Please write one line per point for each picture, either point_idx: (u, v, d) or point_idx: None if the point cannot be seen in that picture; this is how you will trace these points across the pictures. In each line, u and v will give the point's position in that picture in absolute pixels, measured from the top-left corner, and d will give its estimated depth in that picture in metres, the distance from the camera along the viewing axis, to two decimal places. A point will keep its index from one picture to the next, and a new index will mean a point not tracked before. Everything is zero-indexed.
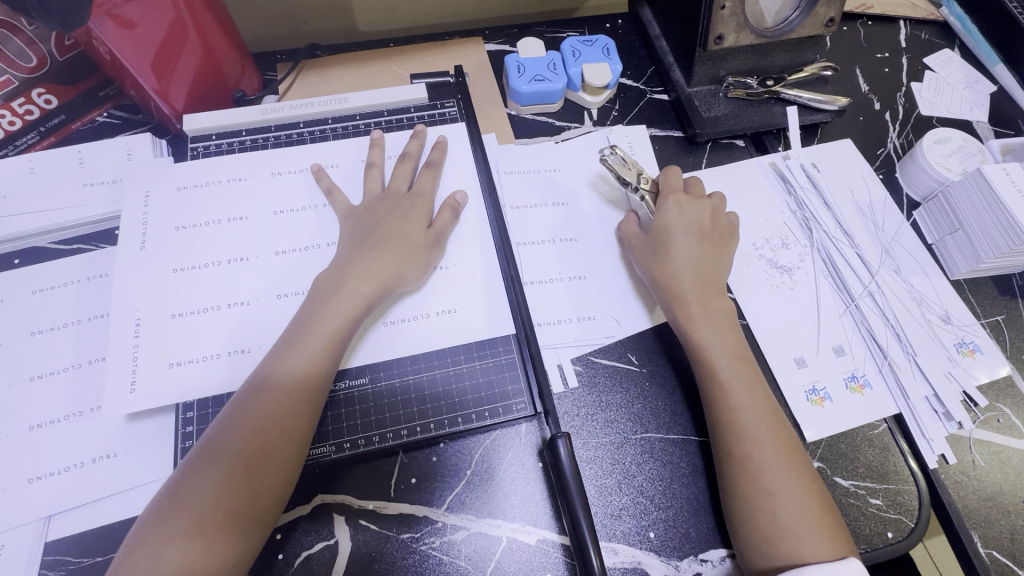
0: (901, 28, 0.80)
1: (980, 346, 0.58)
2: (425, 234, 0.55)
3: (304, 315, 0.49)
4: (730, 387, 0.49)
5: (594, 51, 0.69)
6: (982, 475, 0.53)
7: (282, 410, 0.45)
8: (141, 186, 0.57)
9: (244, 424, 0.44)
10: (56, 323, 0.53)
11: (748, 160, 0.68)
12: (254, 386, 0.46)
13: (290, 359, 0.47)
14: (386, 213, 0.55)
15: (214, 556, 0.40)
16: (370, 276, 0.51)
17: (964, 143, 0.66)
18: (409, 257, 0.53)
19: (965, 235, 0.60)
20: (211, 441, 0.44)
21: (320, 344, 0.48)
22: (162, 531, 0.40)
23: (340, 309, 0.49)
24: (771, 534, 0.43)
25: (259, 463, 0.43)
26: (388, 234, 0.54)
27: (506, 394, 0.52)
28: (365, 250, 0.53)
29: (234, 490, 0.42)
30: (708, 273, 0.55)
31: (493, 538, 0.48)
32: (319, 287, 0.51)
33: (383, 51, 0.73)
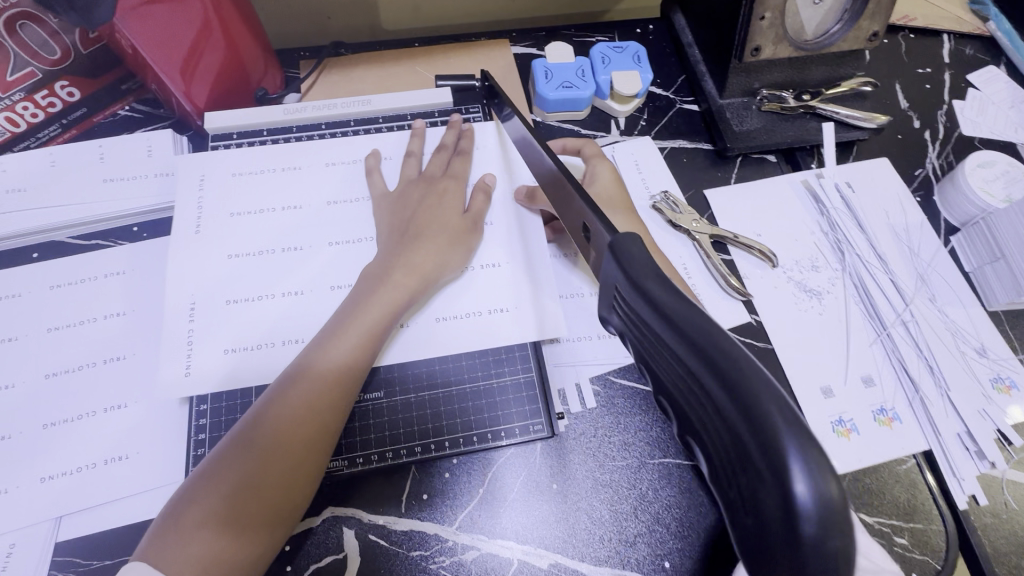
0: (944, 41, 0.77)
1: (1017, 382, 0.56)
2: (461, 219, 0.55)
3: (341, 314, 0.49)
4: None
5: (624, 58, 0.67)
6: (1013, 517, 0.51)
7: (320, 401, 0.45)
8: (198, 169, 0.57)
9: (277, 419, 0.43)
10: (72, 320, 0.53)
11: (780, 176, 0.66)
12: (287, 381, 0.45)
13: (325, 357, 0.46)
14: (420, 201, 0.55)
15: (235, 554, 0.39)
16: (415, 269, 0.51)
17: (1009, 167, 0.63)
18: (448, 246, 0.53)
19: (1006, 265, 0.57)
20: (243, 434, 0.43)
21: (355, 342, 0.47)
22: (186, 522, 0.39)
23: (377, 309, 0.48)
24: None
25: (287, 460, 0.42)
26: (429, 221, 0.54)
27: (523, 414, 0.51)
28: (405, 249, 0.52)
29: (261, 489, 0.41)
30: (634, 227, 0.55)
31: (504, 560, 0.47)
32: (359, 287, 0.50)
33: (408, 52, 0.71)
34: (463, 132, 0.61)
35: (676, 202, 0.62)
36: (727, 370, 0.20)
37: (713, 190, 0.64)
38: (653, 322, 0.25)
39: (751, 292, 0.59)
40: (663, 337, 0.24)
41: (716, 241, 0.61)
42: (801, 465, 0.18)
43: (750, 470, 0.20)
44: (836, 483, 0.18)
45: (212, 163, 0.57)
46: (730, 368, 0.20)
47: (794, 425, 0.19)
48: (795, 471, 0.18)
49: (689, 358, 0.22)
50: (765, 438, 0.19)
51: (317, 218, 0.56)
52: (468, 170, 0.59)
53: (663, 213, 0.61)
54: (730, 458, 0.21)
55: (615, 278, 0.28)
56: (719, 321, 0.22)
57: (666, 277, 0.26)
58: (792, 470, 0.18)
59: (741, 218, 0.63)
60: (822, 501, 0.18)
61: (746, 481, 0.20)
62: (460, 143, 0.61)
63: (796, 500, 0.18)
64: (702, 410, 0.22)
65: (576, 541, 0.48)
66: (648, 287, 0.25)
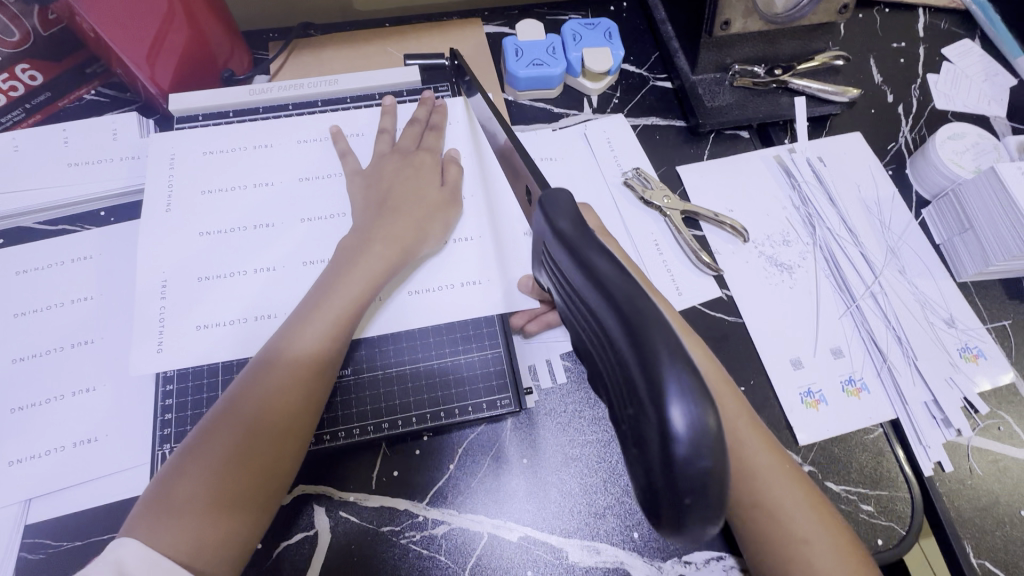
0: (920, 16, 0.77)
1: (984, 351, 0.56)
2: (440, 191, 0.54)
3: (319, 287, 0.48)
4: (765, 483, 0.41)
5: (595, 35, 0.67)
6: (978, 483, 0.51)
7: (302, 375, 0.44)
8: (167, 149, 0.56)
9: (260, 393, 0.43)
10: (40, 305, 0.53)
11: (753, 152, 0.66)
12: (267, 356, 0.45)
13: (305, 334, 0.45)
14: (396, 174, 0.54)
15: (227, 530, 0.40)
16: (392, 240, 0.50)
17: (979, 139, 0.63)
18: (426, 224, 0.52)
19: (974, 235, 0.58)
20: (226, 409, 0.42)
21: (336, 317, 0.46)
22: (176, 500, 0.39)
23: (357, 282, 0.48)
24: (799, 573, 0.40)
25: (272, 433, 0.42)
26: (402, 195, 0.53)
27: (491, 389, 0.51)
28: (375, 222, 0.51)
29: (250, 464, 0.41)
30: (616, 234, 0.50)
31: (473, 534, 0.47)
32: (334, 261, 0.49)
33: (379, 32, 0.71)
34: (435, 107, 0.60)
35: (647, 178, 0.61)
36: (632, 318, 0.22)
37: (686, 166, 0.64)
38: (573, 275, 0.26)
39: (722, 267, 0.59)
40: (581, 287, 0.26)
41: (688, 217, 0.61)
42: (679, 398, 0.21)
43: (639, 406, 0.22)
44: (714, 416, 0.21)
45: (177, 145, 0.56)
46: (633, 315, 0.22)
47: (677, 359, 0.21)
48: (672, 398, 0.20)
49: (601, 308, 0.24)
50: (652, 367, 0.21)
51: (284, 198, 0.55)
52: (441, 145, 0.58)
53: (635, 189, 0.61)
54: (627, 399, 0.23)
55: (543, 233, 0.30)
56: (635, 275, 0.24)
57: (587, 229, 0.27)
58: (672, 403, 0.21)
59: (712, 194, 0.63)
60: (699, 430, 0.20)
61: (635, 419, 0.22)
62: (432, 117, 0.60)
63: (674, 428, 0.20)
64: (609, 356, 0.24)
65: (547, 514, 0.48)
66: (570, 234, 0.27)
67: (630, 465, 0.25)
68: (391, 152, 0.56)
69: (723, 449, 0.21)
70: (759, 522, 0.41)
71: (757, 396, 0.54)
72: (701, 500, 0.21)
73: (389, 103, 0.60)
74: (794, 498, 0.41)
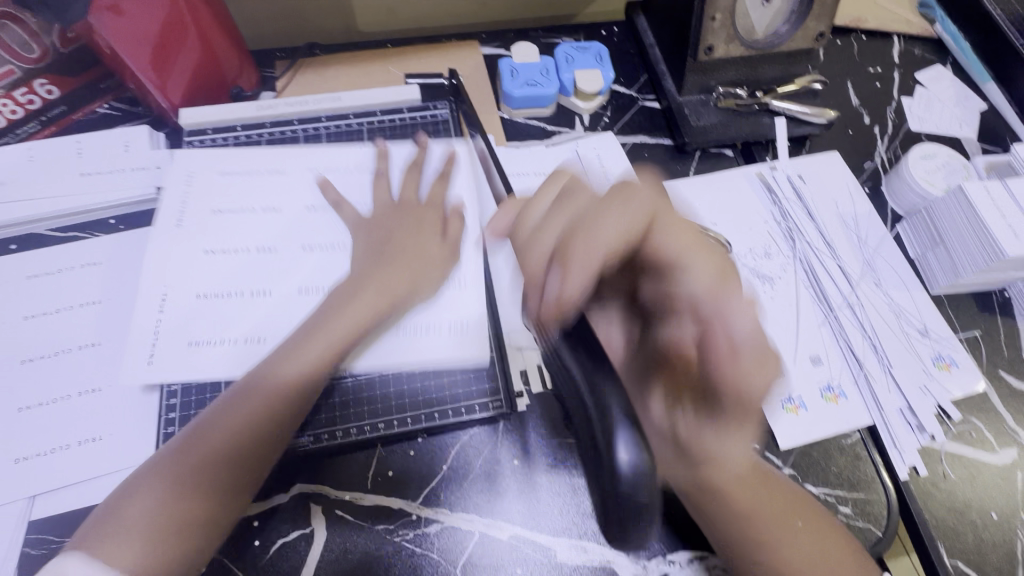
0: (895, 43, 0.81)
1: (957, 361, 0.59)
2: (440, 242, 0.57)
3: (307, 325, 0.51)
4: (730, 497, 0.47)
5: (587, 58, 0.70)
6: (952, 487, 0.53)
7: (275, 409, 0.48)
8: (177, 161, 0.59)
9: (230, 424, 0.46)
10: (49, 308, 0.55)
11: (737, 170, 0.69)
12: (249, 386, 0.48)
13: (280, 371, 0.49)
14: (399, 223, 0.58)
15: (171, 553, 0.43)
16: (384, 289, 0.53)
17: (949, 159, 0.67)
18: (421, 269, 0.55)
19: (944, 250, 0.61)
20: (192, 435, 0.46)
21: (316, 358, 0.49)
22: (113, 520, 0.43)
23: (344, 323, 0.51)
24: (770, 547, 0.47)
25: (235, 462, 0.46)
26: (402, 242, 0.57)
27: (483, 392, 0.53)
28: (374, 266, 0.55)
29: (208, 492, 0.45)
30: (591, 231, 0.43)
31: (464, 532, 0.49)
32: (327, 301, 0.53)
33: (380, 53, 0.74)
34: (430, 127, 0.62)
35: None
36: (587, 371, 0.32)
37: (672, 183, 0.67)
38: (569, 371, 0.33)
39: None
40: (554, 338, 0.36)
41: None
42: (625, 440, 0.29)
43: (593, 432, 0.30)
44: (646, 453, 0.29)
45: (187, 158, 0.59)
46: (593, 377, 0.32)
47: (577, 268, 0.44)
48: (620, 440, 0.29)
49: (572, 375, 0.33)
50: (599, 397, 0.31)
51: (289, 209, 0.58)
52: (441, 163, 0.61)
53: None
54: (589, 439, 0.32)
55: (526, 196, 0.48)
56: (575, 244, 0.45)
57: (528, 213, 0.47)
58: (620, 436, 0.29)
59: (698, 208, 0.66)
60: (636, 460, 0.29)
61: (593, 449, 0.31)
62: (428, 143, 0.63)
63: (620, 457, 0.29)
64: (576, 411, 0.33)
65: (535, 515, 0.50)
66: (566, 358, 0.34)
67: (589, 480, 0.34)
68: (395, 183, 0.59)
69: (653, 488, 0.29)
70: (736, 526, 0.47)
71: None
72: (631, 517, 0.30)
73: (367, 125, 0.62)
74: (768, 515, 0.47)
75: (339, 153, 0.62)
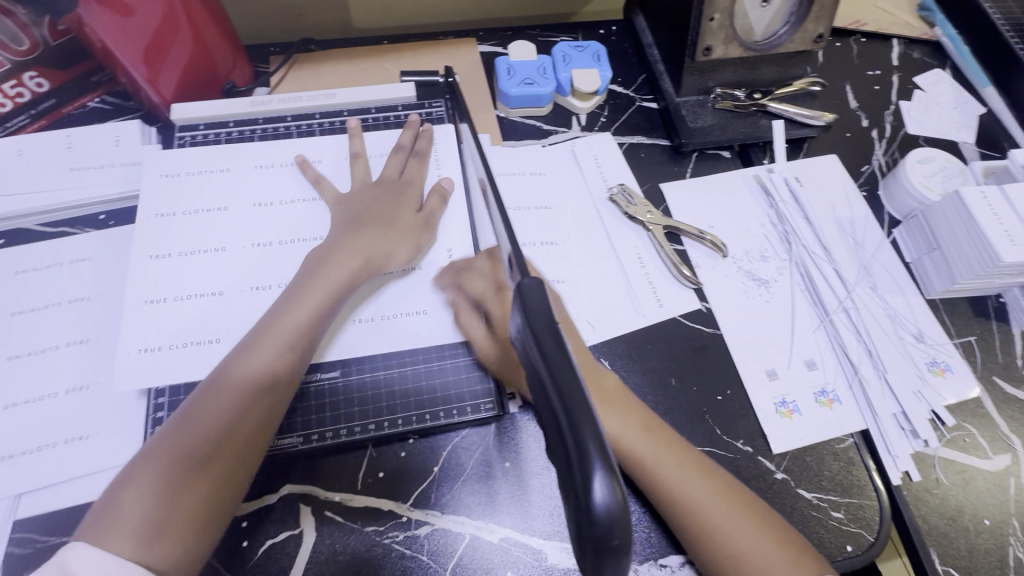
0: (894, 45, 0.81)
1: (951, 366, 0.59)
2: (414, 216, 0.56)
3: (264, 321, 0.49)
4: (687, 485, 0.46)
5: (584, 57, 0.70)
6: (944, 492, 0.53)
7: (250, 400, 0.45)
8: (169, 157, 0.58)
9: (209, 422, 0.44)
10: (36, 305, 0.54)
11: (733, 171, 0.68)
12: (218, 377, 0.46)
13: (255, 358, 0.47)
14: (377, 199, 0.56)
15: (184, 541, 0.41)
16: (359, 253, 0.52)
17: (947, 163, 0.67)
18: (397, 237, 0.54)
19: (941, 254, 0.60)
20: (168, 436, 0.44)
21: (288, 344, 0.48)
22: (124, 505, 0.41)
23: (313, 305, 0.49)
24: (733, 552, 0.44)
25: (224, 456, 0.43)
26: (378, 219, 0.55)
27: (474, 394, 0.53)
28: (354, 235, 0.53)
29: (205, 503, 0.42)
30: None
31: (455, 535, 0.48)
32: (296, 280, 0.51)
33: (376, 49, 0.73)
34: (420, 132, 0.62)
35: (631, 195, 0.64)
36: (559, 380, 0.26)
37: (669, 184, 0.67)
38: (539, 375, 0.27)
39: (702, 281, 0.61)
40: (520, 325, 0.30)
41: (670, 232, 0.64)
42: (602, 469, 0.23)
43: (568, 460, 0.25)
44: (625, 486, 0.24)
45: (179, 155, 0.59)
46: (567, 388, 0.25)
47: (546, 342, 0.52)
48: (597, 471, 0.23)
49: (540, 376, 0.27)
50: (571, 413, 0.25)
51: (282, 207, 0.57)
52: (426, 172, 0.60)
53: (619, 205, 0.64)
54: (564, 464, 0.26)
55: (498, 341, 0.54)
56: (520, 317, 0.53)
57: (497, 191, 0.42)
58: (596, 475, 0.24)
59: (693, 210, 0.65)
60: (612, 500, 0.23)
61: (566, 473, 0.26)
62: (420, 142, 0.62)
63: (593, 497, 0.23)
64: (549, 419, 0.27)
65: (527, 517, 0.49)
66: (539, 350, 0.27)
67: (561, 492, 0.28)
68: (383, 180, 0.58)
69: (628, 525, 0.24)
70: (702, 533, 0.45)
71: (733, 405, 0.55)
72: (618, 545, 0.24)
73: (354, 126, 0.62)
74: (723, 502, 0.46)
75: (332, 152, 0.61)
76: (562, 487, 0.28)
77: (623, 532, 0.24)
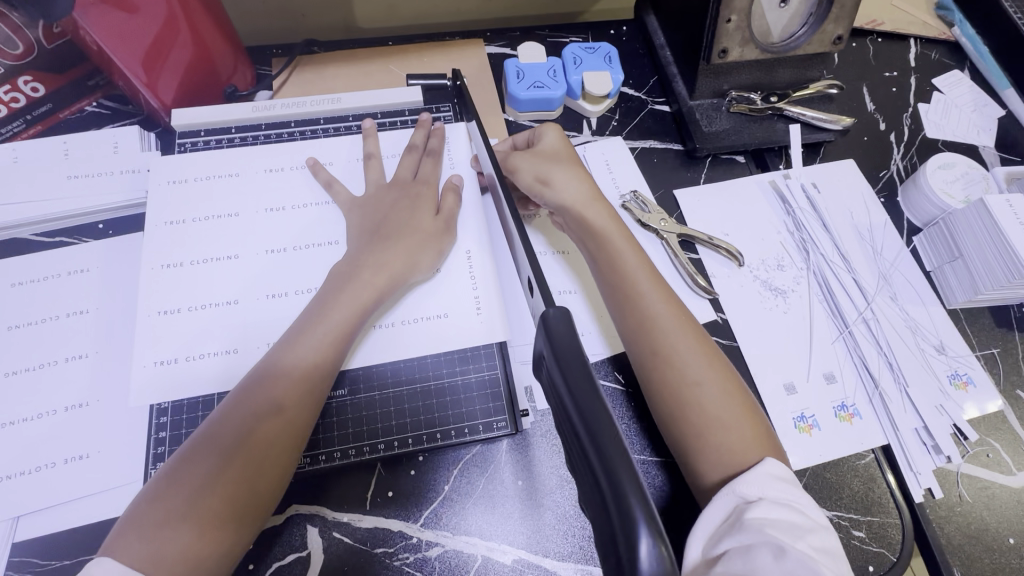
0: (912, 46, 0.79)
1: (973, 378, 0.57)
2: (436, 221, 0.54)
3: (298, 324, 0.48)
4: (685, 362, 0.47)
5: (595, 59, 0.68)
6: (967, 510, 0.52)
7: (286, 400, 0.44)
8: (168, 164, 0.56)
9: (243, 421, 0.43)
10: (34, 318, 0.52)
11: (748, 177, 0.67)
12: (255, 379, 0.45)
13: (293, 357, 0.46)
14: (392, 205, 0.55)
15: (207, 550, 0.39)
16: (385, 269, 0.50)
17: (968, 169, 0.65)
18: (419, 247, 0.52)
19: (963, 264, 0.59)
20: (207, 434, 0.43)
21: (325, 342, 0.47)
22: (151, 516, 0.39)
23: (346, 307, 0.48)
24: (698, 428, 0.45)
25: (256, 455, 0.42)
26: (401, 225, 0.53)
27: (486, 412, 0.51)
28: (377, 247, 0.52)
29: (238, 503, 0.41)
30: (584, 208, 0.55)
31: (467, 556, 0.47)
32: (326, 285, 0.50)
33: (381, 51, 0.71)
34: (432, 131, 0.61)
35: (645, 202, 0.62)
36: (597, 435, 0.25)
37: (682, 190, 0.65)
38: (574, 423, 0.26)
39: (718, 291, 0.59)
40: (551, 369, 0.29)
41: (685, 240, 0.62)
42: (647, 528, 0.22)
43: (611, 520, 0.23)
44: (673, 552, 0.22)
45: (179, 162, 0.57)
46: (606, 444, 0.24)
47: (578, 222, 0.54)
48: (642, 533, 0.22)
49: (576, 423, 0.26)
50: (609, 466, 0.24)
51: (286, 216, 0.55)
52: (439, 173, 0.59)
53: (632, 212, 0.62)
54: (606, 525, 0.25)
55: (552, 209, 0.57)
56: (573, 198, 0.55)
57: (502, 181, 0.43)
58: (642, 540, 0.22)
59: (708, 217, 0.64)
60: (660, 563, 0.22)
61: (608, 534, 0.24)
62: (430, 142, 0.60)
63: (640, 564, 0.22)
64: (588, 476, 0.26)
65: (541, 537, 0.48)
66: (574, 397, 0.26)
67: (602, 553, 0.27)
68: (394, 182, 0.57)
69: None
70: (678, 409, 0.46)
71: None
72: None
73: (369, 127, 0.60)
74: (714, 387, 0.47)
75: (337, 159, 0.59)
76: (605, 549, 0.26)
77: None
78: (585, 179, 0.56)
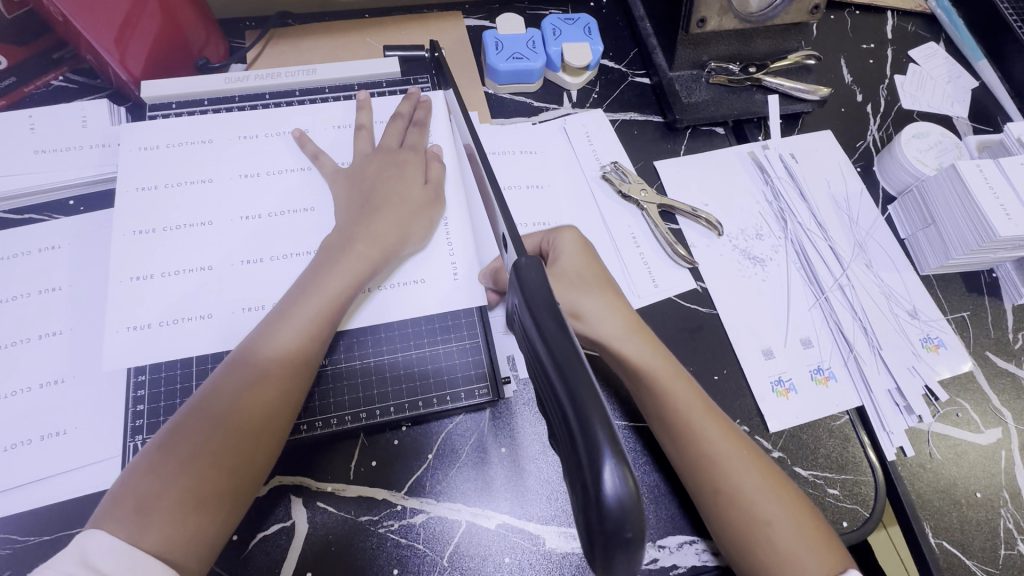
0: (889, 18, 0.79)
1: (945, 341, 0.59)
2: (424, 190, 0.54)
3: (287, 297, 0.47)
4: (754, 498, 0.44)
5: (575, 30, 0.67)
6: (937, 467, 0.54)
7: (276, 374, 0.44)
8: (137, 137, 0.55)
9: (234, 396, 0.42)
10: (6, 296, 0.51)
11: (727, 148, 0.67)
12: (245, 354, 0.44)
13: (283, 331, 0.45)
14: (379, 174, 0.54)
15: (200, 524, 0.39)
16: (376, 239, 0.50)
17: (942, 138, 0.66)
18: (408, 217, 0.52)
19: (935, 230, 0.60)
20: (197, 410, 0.42)
21: (316, 316, 0.46)
22: (144, 491, 0.39)
23: (336, 281, 0.47)
24: (773, 561, 0.42)
25: (249, 431, 0.42)
26: (387, 193, 0.52)
27: (469, 379, 0.51)
28: (364, 216, 0.51)
29: (230, 477, 0.41)
30: (625, 349, 0.48)
31: (451, 522, 0.48)
32: (318, 258, 0.49)
33: (358, 24, 0.70)
34: (420, 103, 0.60)
35: (625, 171, 0.62)
36: (563, 370, 0.25)
37: (663, 161, 0.65)
38: (541, 358, 0.26)
39: (697, 260, 0.60)
40: (521, 309, 0.29)
41: (664, 211, 0.62)
42: (612, 459, 0.22)
43: (577, 453, 0.23)
44: (637, 481, 0.23)
45: (148, 134, 0.55)
46: (569, 369, 0.24)
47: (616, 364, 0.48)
48: (607, 461, 0.22)
49: (544, 361, 0.26)
50: (575, 395, 0.24)
51: (259, 191, 0.54)
52: (424, 141, 0.58)
53: (613, 182, 0.62)
54: (573, 462, 0.25)
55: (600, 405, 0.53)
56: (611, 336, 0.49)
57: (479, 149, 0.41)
58: (606, 464, 0.22)
59: (689, 188, 0.64)
60: (624, 492, 0.22)
61: (575, 467, 0.24)
62: (417, 112, 0.60)
63: (605, 490, 0.22)
64: (558, 413, 0.26)
65: (524, 502, 0.49)
66: (545, 331, 0.26)
67: (568, 485, 0.27)
68: (379, 149, 0.56)
69: (643, 515, 0.23)
70: (748, 544, 0.43)
71: (729, 385, 0.55)
72: (635, 531, 0.22)
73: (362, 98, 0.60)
74: (782, 517, 0.43)
75: (313, 132, 0.58)
76: (570, 481, 0.26)
77: (636, 523, 0.22)
78: (620, 307, 0.50)
